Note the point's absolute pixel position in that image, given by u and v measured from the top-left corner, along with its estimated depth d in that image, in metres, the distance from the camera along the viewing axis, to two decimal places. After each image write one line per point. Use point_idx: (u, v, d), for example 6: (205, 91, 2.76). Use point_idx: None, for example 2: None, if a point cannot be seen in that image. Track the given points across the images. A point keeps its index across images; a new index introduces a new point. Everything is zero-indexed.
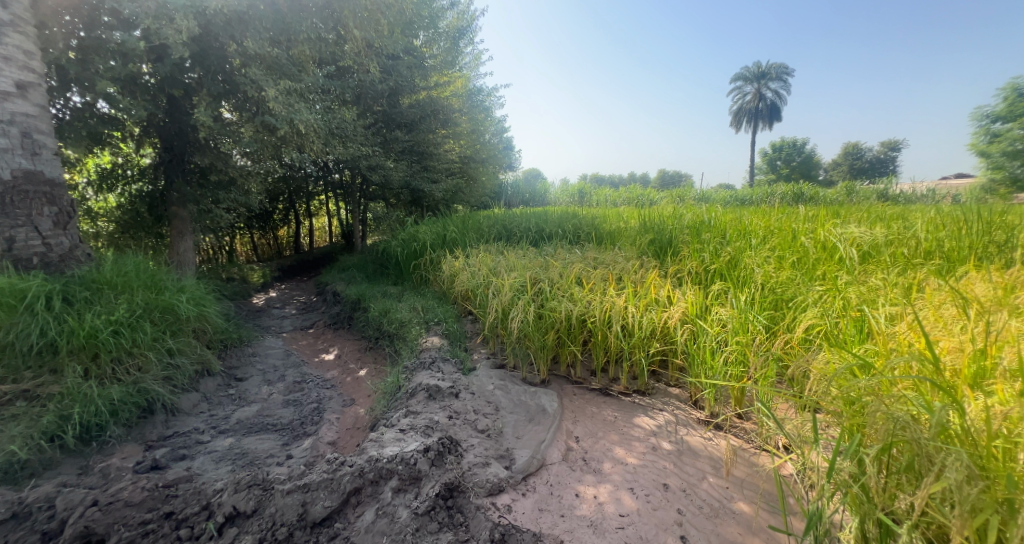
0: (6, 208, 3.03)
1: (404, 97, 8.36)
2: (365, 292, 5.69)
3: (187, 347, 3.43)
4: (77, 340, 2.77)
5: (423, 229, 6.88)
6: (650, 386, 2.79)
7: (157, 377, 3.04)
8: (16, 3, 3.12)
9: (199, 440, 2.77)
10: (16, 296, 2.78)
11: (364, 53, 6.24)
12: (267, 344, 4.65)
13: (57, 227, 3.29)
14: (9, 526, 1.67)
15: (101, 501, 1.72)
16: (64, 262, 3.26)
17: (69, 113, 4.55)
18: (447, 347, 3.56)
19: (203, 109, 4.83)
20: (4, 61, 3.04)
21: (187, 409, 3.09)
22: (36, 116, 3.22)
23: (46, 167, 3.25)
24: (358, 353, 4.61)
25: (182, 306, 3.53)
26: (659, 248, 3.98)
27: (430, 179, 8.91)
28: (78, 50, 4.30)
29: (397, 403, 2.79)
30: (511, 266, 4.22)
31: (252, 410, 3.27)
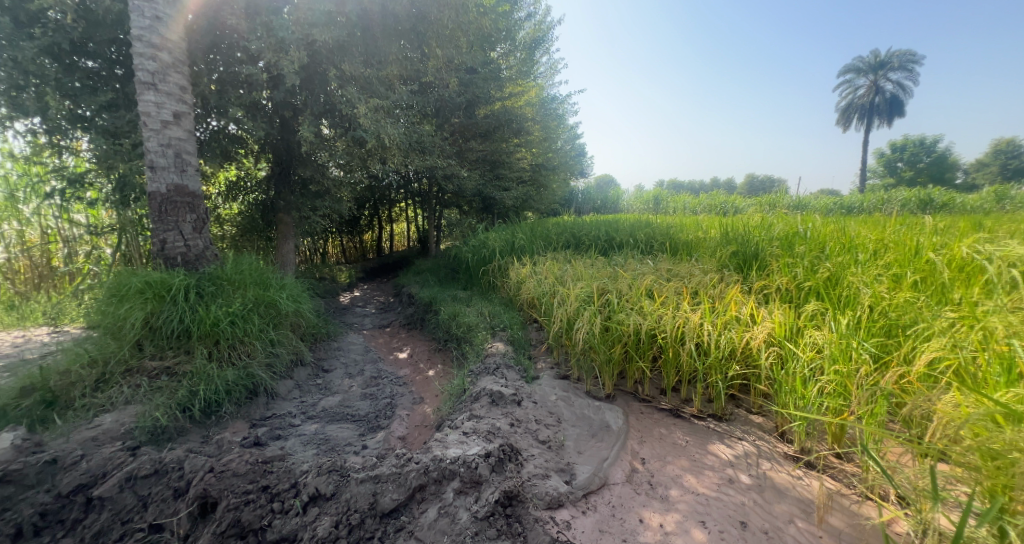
0: (161, 216, 3.70)
1: (480, 109, 8.64)
2: (437, 296, 5.99)
3: (285, 339, 3.87)
4: (204, 328, 3.25)
5: (493, 236, 7.06)
6: (728, 411, 2.56)
7: (262, 363, 3.47)
8: (177, 48, 3.80)
9: (292, 423, 3.11)
10: (163, 287, 3.33)
11: (445, 67, 6.58)
12: (349, 339, 5.08)
13: (195, 231, 3.88)
14: (151, 479, 2.00)
15: (215, 469, 2.00)
16: (198, 261, 3.85)
17: (207, 134, 5.38)
18: (512, 354, 3.61)
19: (307, 127, 5.43)
20: (166, 96, 3.71)
21: (282, 394, 3.47)
22: (185, 139, 3.84)
23: (190, 181, 3.86)
24: (428, 353, 4.86)
25: (283, 302, 4.00)
26: (743, 262, 3.66)
27: (502, 187, 9.13)
28: (217, 83, 5.11)
29: (461, 406, 2.88)
30: (579, 275, 4.16)
31: (335, 400, 3.59)
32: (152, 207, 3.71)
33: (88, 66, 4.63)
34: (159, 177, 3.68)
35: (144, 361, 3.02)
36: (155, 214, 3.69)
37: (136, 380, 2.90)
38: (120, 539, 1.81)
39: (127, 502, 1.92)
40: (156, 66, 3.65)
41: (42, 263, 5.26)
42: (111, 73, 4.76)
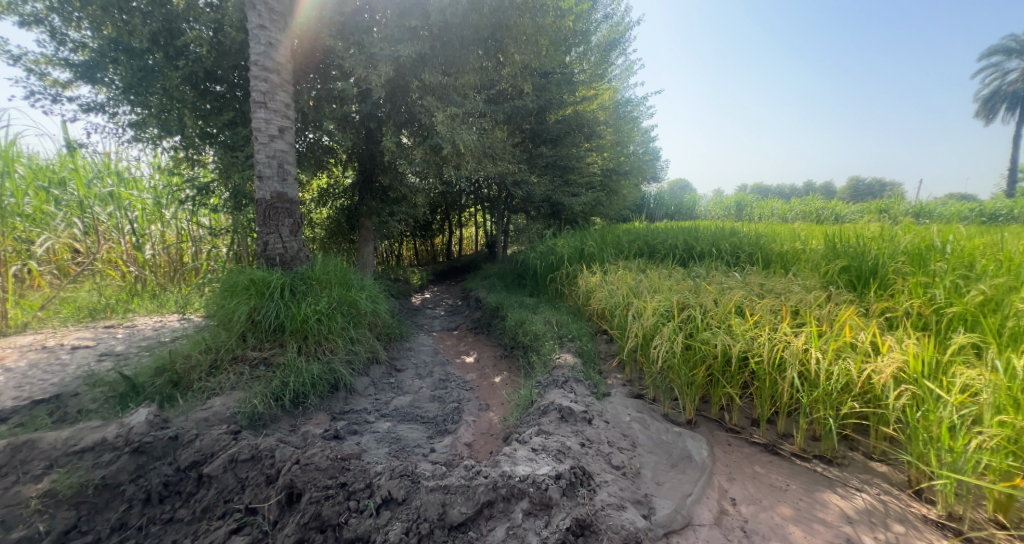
0: (266, 221, 4.11)
1: (552, 114, 8.60)
2: (504, 301, 6.01)
3: (363, 337, 4.09)
4: (295, 324, 3.54)
5: (561, 242, 6.94)
6: (840, 455, 2.21)
7: (342, 359, 3.69)
8: (285, 69, 4.22)
9: (367, 419, 3.25)
10: (262, 285, 3.67)
11: (520, 74, 6.64)
12: (420, 340, 5.26)
13: (292, 234, 4.25)
14: (248, 464, 2.17)
15: (300, 461, 2.11)
16: (294, 261, 4.22)
17: (304, 146, 5.91)
18: (580, 368, 3.47)
19: (389, 137, 5.76)
20: (275, 113, 4.13)
21: (359, 390, 3.65)
22: (287, 151, 4.22)
23: (290, 190, 4.25)
24: (494, 359, 4.87)
25: (362, 302, 4.23)
26: (856, 280, 3.17)
27: (571, 193, 8.90)
28: (315, 99, 5.61)
29: (529, 418, 2.81)
30: (655, 286, 3.91)
31: (406, 400, 3.71)
32: (259, 213, 4.14)
33: (216, 90, 5.35)
34: (266, 185, 4.10)
35: (247, 351, 3.36)
36: (261, 218, 4.11)
37: (239, 368, 3.22)
38: (222, 517, 1.98)
39: (229, 482, 2.10)
40: (267, 87, 4.09)
41: (175, 259, 6.07)
42: (233, 95, 5.46)
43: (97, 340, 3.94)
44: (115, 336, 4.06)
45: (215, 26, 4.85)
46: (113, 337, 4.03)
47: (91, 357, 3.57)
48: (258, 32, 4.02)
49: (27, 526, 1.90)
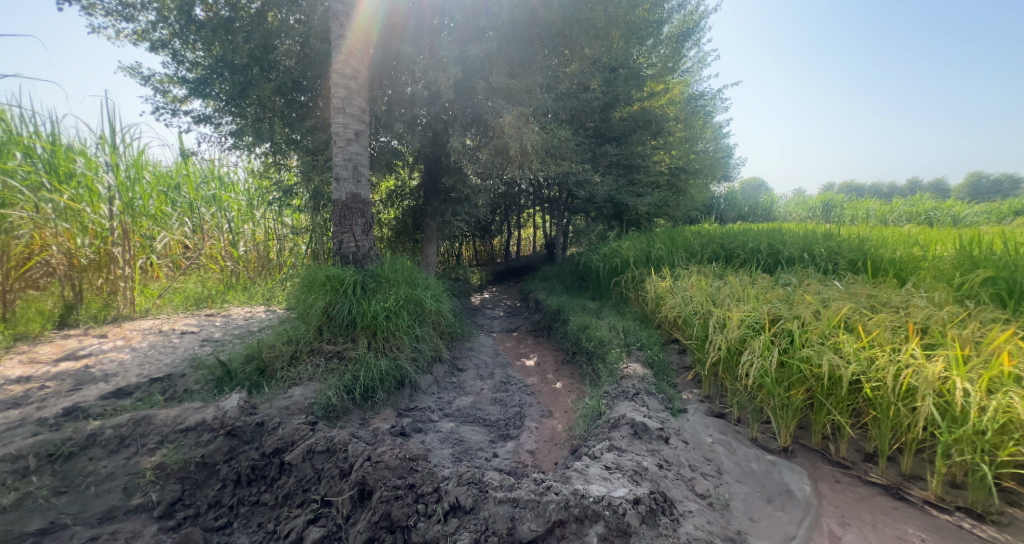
0: (341, 220, 4.32)
1: (617, 111, 8.32)
2: (566, 305, 5.85)
3: (428, 336, 4.15)
4: (365, 320, 3.67)
5: (626, 244, 6.63)
6: (995, 510, 1.81)
7: (408, 356, 3.77)
8: (362, 77, 4.42)
9: (431, 418, 3.28)
10: (337, 281, 3.84)
11: (586, 70, 6.48)
12: (481, 341, 5.27)
13: (364, 233, 4.42)
14: (323, 456, 2.24)
15: (371, 458, 2.14)
16: (365, 260, 4.38)
17: (376, 149, 6.19)
18: (651, 380, 3.25)
19: (455, 139, 5.86)
20: (352, 118, 4.35)
21: (423, 388, 3.70)
22: (361, 154, 4.41)
23: (363, 191, 4.43)
24: (555, 364, 4.75)
25: (426, 301, 4.30)
26: (1004, 296, 2.65)
27: (636, 193, 8.51)
28: (387, 104, 5.84)
29: (597, 432, 2.65)
30: (738, 294, 3.57)
31: (468, 400, 3.70)
32: (335, 213, 4.35)
33: (301, 99, 5.76)
34: (342, 187, 4.31)
35: (322, 344, 3.53)
36: (337, 218, 4.33)
37: (315, 360, 3.40)
38: (301, 505, 2.06)
39: (307, 472, 2.18)
40: (346, 93, 4.30)
41: (265, 256, 6.68)
42: (314, 103, 5.81)
43: (200, 327, 4.38)
44: (214, 324, 4.49)
45: (303, 39, 5.24)
46: (212, 325, 4.45)
47: (195, 341, 3.97)
48: (339, 41, 4.24)
49: (143, 494, 2.09)
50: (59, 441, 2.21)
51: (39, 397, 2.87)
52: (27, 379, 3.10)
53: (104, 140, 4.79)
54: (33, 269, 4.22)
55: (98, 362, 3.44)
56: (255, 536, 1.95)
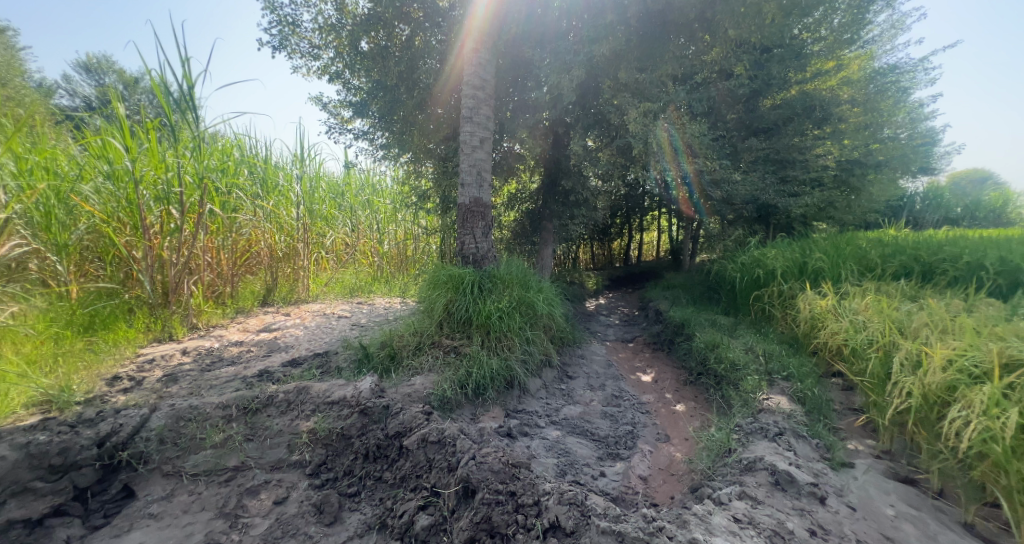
0: (464, 222, 4.57)
1: (766, 99, 7.31)
2: (692, 318, 5.28)
3: (538, 339, 4.12)
4: (480, 319, 3.81)
5: (774, 251, 5.60)
6: None
7: (519, 358, 3.78)
8: (490, 86, 4.62)
9: (538, 423, 3.21)
10: (457, 280, 4.08)
11: (728, 55, 5.78)
12: (593, 349, 5.07)
13: (484, 235, 4.60)
14: (435, 447, 2.31)
15: (476, 457, 2.13)
16: (483, 261, 4.54)
17: (500, 155, 6.47)
18: (802, 420, 2.68)
19: (576, 140, 5.75)
20: (480, 126, 4.57)
21: (532, 391, 3.68)
22: (485, 159, 4.60)
23: (485, 195, 4.62)
24: (676, 384, 4.29)
25: (539, 304, 4.27)
26: None
27: (789, 192, 7.25)
28: (513, 111, 6.03)
29: (727, 471, 2.28)
30: (944, 327, 2.73)
31: (577, 410, 3.56)
32: (459, 216, 4.62)
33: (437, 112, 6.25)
34: (467, 192, 4.56)
35: (442, 338, 3.76)
36: (461, 220, 4.58)
37: (435, 352, 3.63)
38: (414, 490, 2.18)
39: (420, 459, 2.28)
40: (474, 103, 4.54)
41: (404, 252, 7.51)
42: (448, 115, 6.26)
43: (351, 312, 5.12)
44: (362, 311, 5.20)
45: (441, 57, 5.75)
46: (360, 312, 5.16)
47: (347, 325, 4.64)
48: (472, 54, 4.51)
49: (299, 453, 2.45)
50: (250, 397, 2.64)
51: (242, 359, 3.66)
52: (238, 344, 3.99)
53: (296, 158, 5.97)
54: (253, 260, 5.29)
55: (281, 335, 4.26)
56: (377, 510, 2.14)
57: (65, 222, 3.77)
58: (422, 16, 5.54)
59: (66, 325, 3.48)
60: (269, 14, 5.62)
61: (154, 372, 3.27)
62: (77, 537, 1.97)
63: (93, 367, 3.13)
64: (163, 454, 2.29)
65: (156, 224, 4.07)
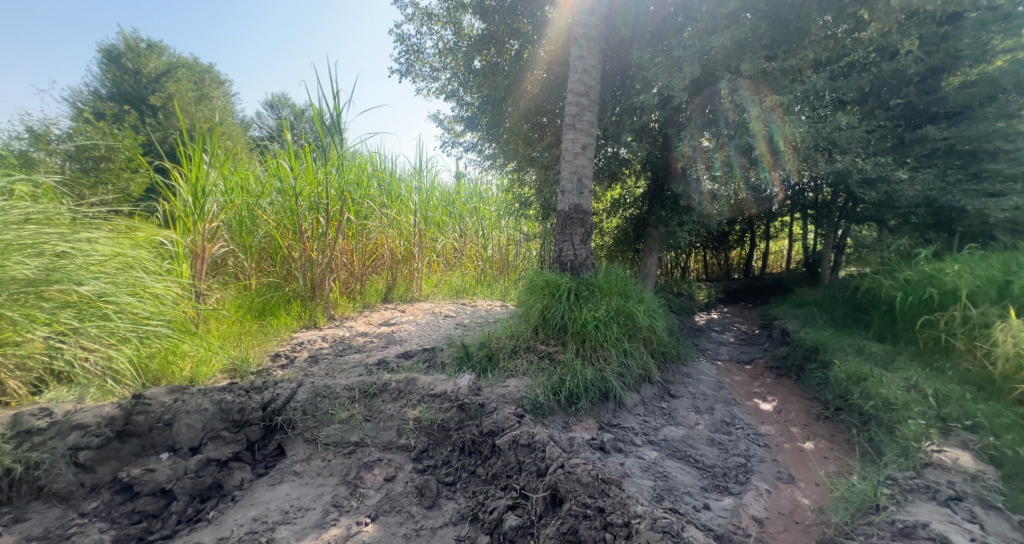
0: (563, 229, 4.56)
1: (949, 78, 5.95)
2: (830, 342, 4.50)
3: (637, 352, 3.92)
4: (575, 326, 3.77)
5: (958, 264, 4.44)
6: None
7: (615, 370, 3.64)
8: (594, 92, 4.58)
9: (633, 441, 3.04)
10: (553, 287, 4.10)
11: (892, 29, 4.80)
12: (702, 368, 4.64)
13: (583, 242, 4.53)
14: (526, 450, 2.35)
15: (564, 466, 2.11)
16: (581, 268, 4.48)
17: (603, 161, 6.30)
18: (992, 487, 2.17)
19: (687, 142, 5.33)
20: (583, 133, 4.56)
21: (628, 406, 3.51)
22: (586, 166, 4.56)
23: (585, 201, 4.56)
24: (806, 418, 3.69)
25: (639, 315, 4.05)
26: None
27: (983, 192, 5.71)
28: (618, 115, 5.88)
29: (869, 532, 1.90)
30: None
31: (679, 433, 3.28)
32: (559, 223, 4.63)
33: (543, 121, 6.40)
34: (566, 199, 4.56)
35: (536, 343, 3.80)
36: (559, 227, 4.59)
37: (530, 357, 3.69)
38: (504, 489, 2.23)
39: (511, 460, 2.34)
40: (577, 110, 4.54)
41: (506, 257, 7.93)
42: (552, 123, 6.37)
43: (456, 312, 5.49)
44: (466, 312, 5.55)
45: (548, 67, 5.88)
46: (464, 312, 5.51)
47: (452, 324, 4.99)
48: (577, 63, 4.53)
49: (405, 438, 2.69)
50: (369, 382, 3.01)
51: (366, 348, 4.19)
52: (364, 334, 4.58)
53: (416, 171, 6.65)
54: (380, 263, 6.01)
55: (397, 329, 4.75)
56: (470, 502, 2.24)
57: (251, 228, 4.89)
58: (531, 29, 5.74)
59: (248, 309, 4.49)
60: (399, 44, 6.39)
61: (302, 353, 3.94)
62: (248, 479, 2.40)
63: (263, 345, 3.91)
64: (305, 422, 2.70)
65: (309, 230, 4.86)
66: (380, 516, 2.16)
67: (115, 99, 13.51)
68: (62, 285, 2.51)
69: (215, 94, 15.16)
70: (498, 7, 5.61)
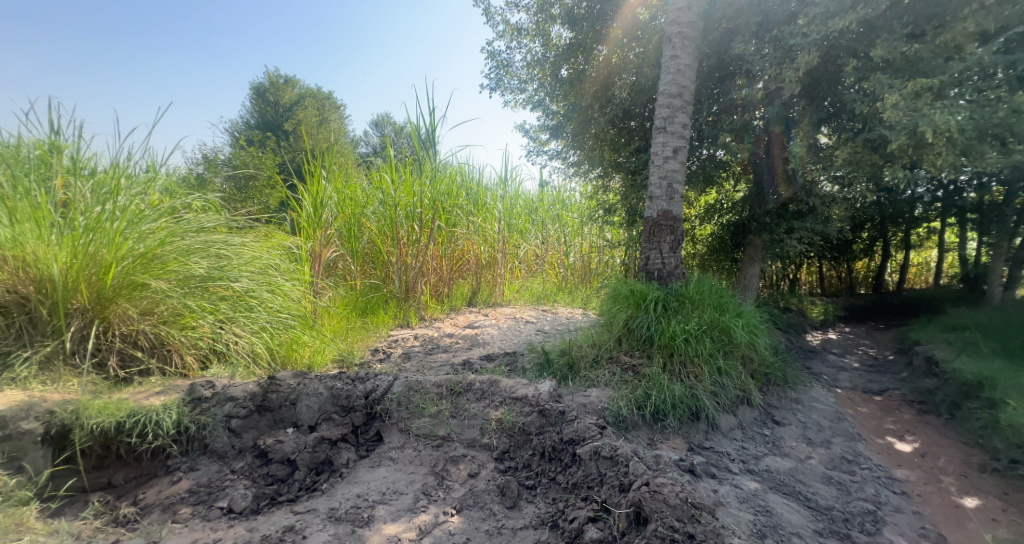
0: (650, 236, 4.37)
1: None
2: (1000, 377, 3.67)
3: (734, 371, 3.59)
4: (663, 339, 3.58)
5: None
6: None
7: (708, 389, 3.38)
8: (688, 92, 4.35)
9: (729, 468, 2.77)
10: (640, 296, 3.93)
11: None
12: (814, 395, 4.10)
13: (672, 250, 4.30)
14: (608, 463, 2.28)
15: (649, 485, 2.01)
16: (670, 277, 4.25)
17: (697, 164, 5.92)
18: None
19: (799, 139, 4.77)
20: (676, 136, 4.34)
21: (723, 429, 3.23)
22: (677, 170, 4.33)
23: (675, 207, 4.33)
24: (962, 470, 3.07)
25: (738, 331, 3.71)
26: None
27: None
28: (716, 114, 5.49)
29: None
30: None
31: (785, 465, 2.92)
32: (646, 230, 4.44)
33: (630, 125, 6.19)
34: (654, 205, 4.37)
35: (620, 354, 3.68)
36: (646, 234, 4.40)
37: (613, 368, 3.57)
38: (585, 500, 2.20)
39: (592, 471, 2.30)
40: (668, 112, 4.34)
41: (588, 265, 7.85)
42: (641, 127, 6.15)
43: (538, 318, 5.56)
44: (547, 318, 5.59)
45: (637, 70, 5.66)
46: (545, 319, 5.56)
47: (533, 330, 5.06)
48: (670, 63, 4.35)
49: (488, 438, 2.78)
50: (456, 380, 3.18)
51: (452, 348, 4.43)
52: (450, 335, 4.85)
53: (502, 180, 6.89)
54: (468, 269, 6.30)
55: (481, 332, 4.95)
56: (550, 508, 2.25)
57: (358, 234, 5.44)
58: (621, 33, 5.68)
59: (353, 307, 5.05)
60: (490, 61, 6.71)
61: (397, 349, 4.31)
62: (353, 460, 2.67)
63: (366, 341, 4.35)
64: (399, 413, 2.94)
65: (405, 236, 5.29)
66: (464, 509, 2.26)
67: (261, 127, 16.23)
68: (222, 282, 3.15)
69: (334, 118, 17.36)
70: (588, 14, 5.77)
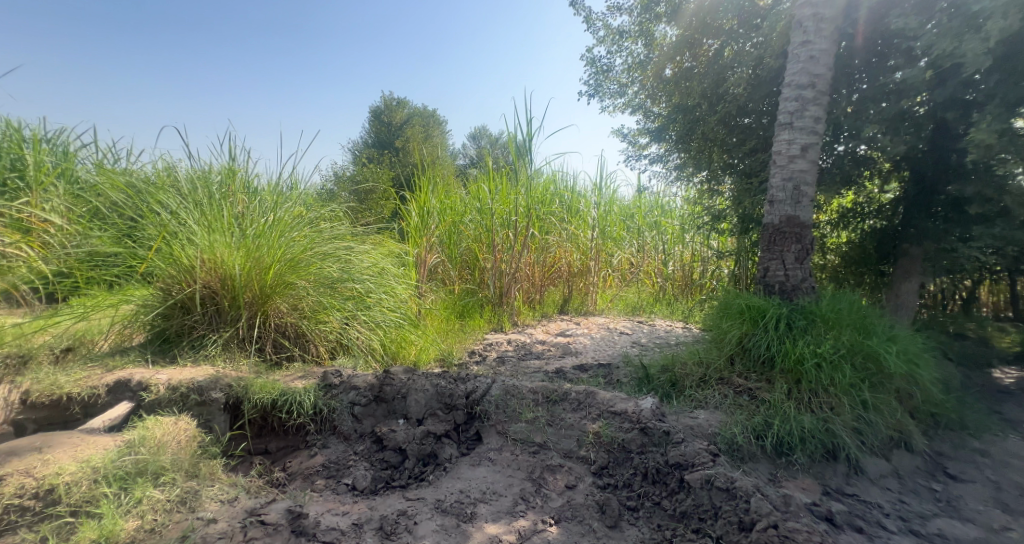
0: (770, 245, 3.89)
1: None
2: None
3: (884, 407, 3.00)
4: (788, 362, 3.14)
5: None
6: None
7: (848, 424, 2.87)
8: (824, 81, 3.81)
9: (881, 523, 2.31)
10: (757, 312, 3.50)
11: None
12: (1008, 450, 3.22)
13: (798, 261, 3.77)
14: (725, 496, 2.06)
15: (779, 530, 1.77)
16: (795, 291, 3.73)
17: (831, 162, 5.14)
18: None
19: (984, 125, 3.84)
20: (807, 131, 3.82)
21: (871, 475, 2.70)
22: (807, 170, 3.81)
23: (803, 212, 3.80)
24: None
25: (890, 359, 3.10)
26: None
27: None
28: (858, 103, 4.72)
29: None
30: None
31: (963, 531, 2.34)
32: (764, 238, 3.98)
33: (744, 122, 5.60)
34: (776, 209, 3.88)
35: (733, 376, 3.33)
36: (765, 243, 3.93)
37: (724, 390, 3.23)
38: (696, 533, 2.01)
39: (705, 502, 2.10)
40: (797, 105, 3.85)
41: (690, 275, 7.30)
42: (759, 124, 5.53)
43: (633, 330, 5.30)
44: (643, 330, 5.31)
45: (756, 62, 5.12)
46: (641, 330, 5.28)
47: (629, 342, 4.83)
48: (801, 49, 3.85)
49: (585, 450, 2.71)
50: (552, 389, 3.17)
51: (545, 356, 4.43)
52: (543, 342, 4.87)
53: (596, 187, 6.76)
54: (561, 276, 6.27)
55: (573, 341, 4.87)
56: (656, 535, 2.09)
57: (457, 241, 5.78)
58: (736, 24, 5.26)
59: (452, 310, 5.38)
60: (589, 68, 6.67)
61: (492, 353, 4.44)
62: (455, 456, 2.81)
63: (463, 342, 4.58)
64: (498, 416, 3.02)
65: (501, 244, 5.45)
66: (563, 521, 2.22)
67: (376, 146, 18.21)
68: (349, 283, 3.65)
69: (437, 134, 18.78)
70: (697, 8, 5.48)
